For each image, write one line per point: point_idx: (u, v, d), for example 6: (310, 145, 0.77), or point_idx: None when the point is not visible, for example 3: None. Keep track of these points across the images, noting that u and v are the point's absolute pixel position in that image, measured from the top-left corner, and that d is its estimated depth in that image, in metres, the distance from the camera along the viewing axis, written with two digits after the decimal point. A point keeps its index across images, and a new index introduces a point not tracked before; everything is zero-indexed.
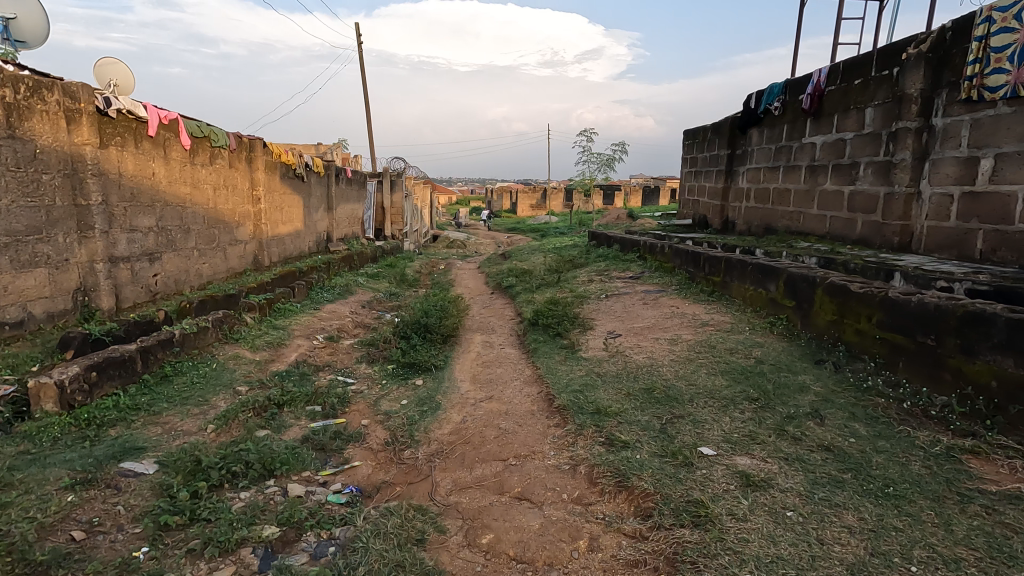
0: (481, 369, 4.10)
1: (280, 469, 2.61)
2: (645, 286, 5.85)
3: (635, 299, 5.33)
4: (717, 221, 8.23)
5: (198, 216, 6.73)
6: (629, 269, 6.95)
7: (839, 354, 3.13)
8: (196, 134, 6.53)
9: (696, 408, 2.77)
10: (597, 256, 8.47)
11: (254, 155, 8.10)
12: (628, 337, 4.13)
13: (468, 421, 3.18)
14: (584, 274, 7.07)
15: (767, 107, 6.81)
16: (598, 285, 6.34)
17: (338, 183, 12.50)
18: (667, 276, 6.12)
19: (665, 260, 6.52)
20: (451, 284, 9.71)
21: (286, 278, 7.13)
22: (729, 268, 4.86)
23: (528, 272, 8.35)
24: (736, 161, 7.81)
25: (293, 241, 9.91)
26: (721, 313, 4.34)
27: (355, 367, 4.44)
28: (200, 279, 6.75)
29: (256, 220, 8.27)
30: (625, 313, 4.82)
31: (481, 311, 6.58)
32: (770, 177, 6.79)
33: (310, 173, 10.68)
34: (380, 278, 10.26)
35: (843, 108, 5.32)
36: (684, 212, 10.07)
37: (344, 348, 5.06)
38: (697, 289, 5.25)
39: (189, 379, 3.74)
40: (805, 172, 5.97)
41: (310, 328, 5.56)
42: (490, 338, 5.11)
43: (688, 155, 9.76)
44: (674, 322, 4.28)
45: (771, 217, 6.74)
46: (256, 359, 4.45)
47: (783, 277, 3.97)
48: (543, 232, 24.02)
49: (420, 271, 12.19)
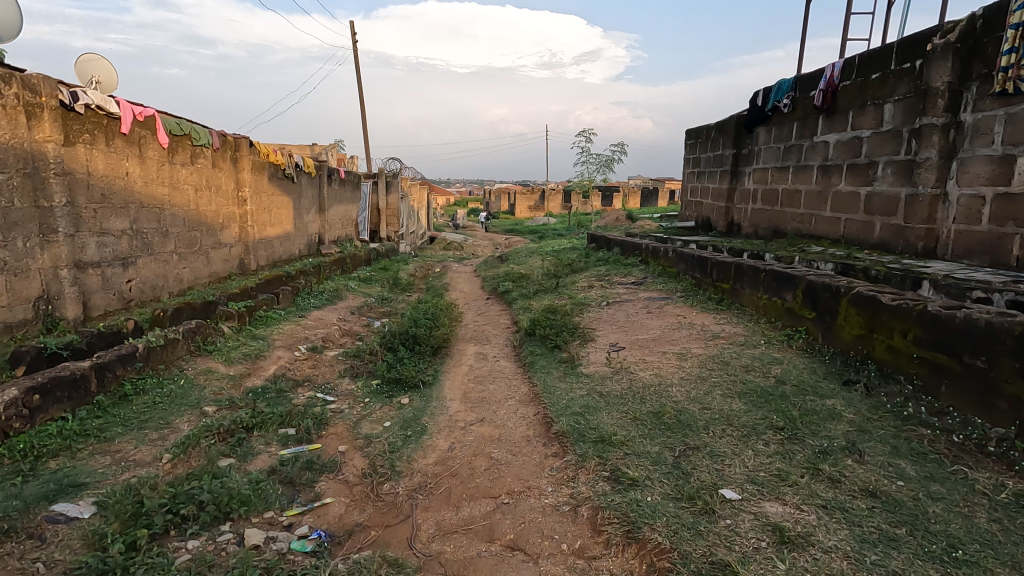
0: (473, 386, 3.77)
1: (238, 511, 2.28)
2: (649, 293, 5.53)
3: (638, 307, 5.00)
4: (722, 223, 7.93)
5: (178, 219, 6.39)
6: (632, 273, 6.63)
7: (870, 374, 2.81)
8: (176, 132, 6.19)
9: (713, 438, 2.45)
10: (597, 259, 8.15)
11: (240, 154, 7.76)
12: (632, 351, 3.80)
13: (455, 449, 2.85)
14: (584, 279, 6.74)
15: (775, 105, 6.50)
16: (598, 291, 6.01)
17: (331, 184, 12.17)
18: (671, 281, 5.81)
19: (669, 264, 6.20)
20: (445, 289, 9.38)
21: (272, 284, 6.79)
22: (739, 274, 4.54)
23: (525, 276, 8.02)
24: (742, 161, 7.50)
25: (282, 243, 9.57)
26: (732, 324, 4.02)
27: (337, 382, 4.11)
28: (180, 284, 6.41)
29: (242, 223, 7.93)
30: (628, 323, 4.49)
31: (475, 318, 6.24)
32: (779, 178, 6.48)
33: (301, 173, 10.34)
34: (372, 283, 9.93)
35: (859, 104, 5.01)
36: (686, 214, 9.76)
37: (327, 359, 4.73)
38: (704, 297, 4.92)
39: (152, 398, 3.40)
40: (817, 172, 5.67)
41: (293, 338, 5.22)
42: (483, 349, 4.78)
43: (690, 155, 9.45)
44: (682, 334, 3.96)
45: (780, 220, 6.43)
46: (230, 373, 4.12)
47: (801, 285, 3.65)
48: (541, 234, 23.66)
49: (415, 274, 11.85)
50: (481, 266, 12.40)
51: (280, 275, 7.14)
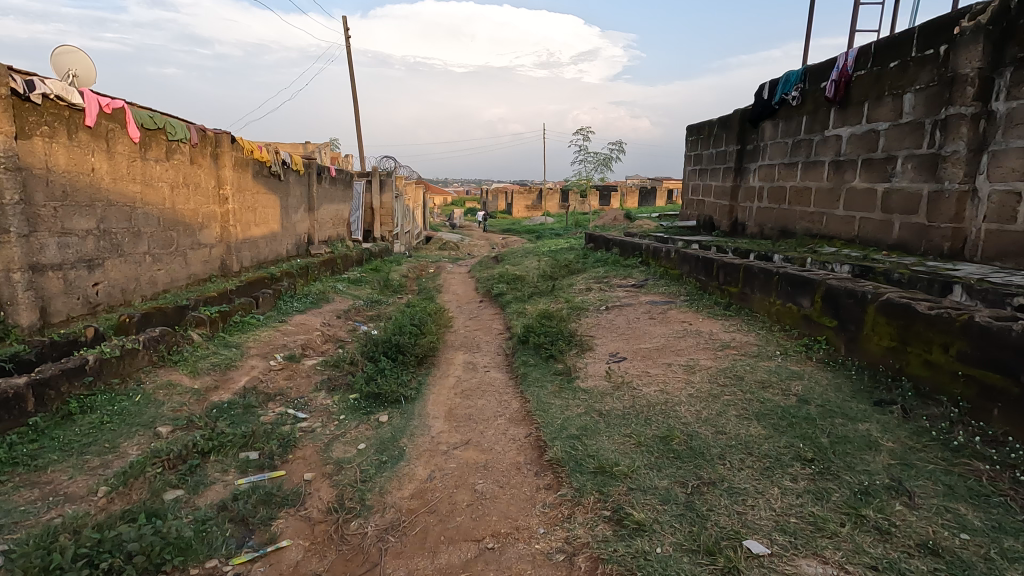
0: (459, 402, 3.43)
1: (172, 562, 1.94)
2: (651, 297, 5.20)
3: (640, 312, 4.66)
4: (725, 222, 7.60)
5: (152, 218, 6.03)
6: (632, 275, 6.29)
7: (905, 392, 2.48)
8: (149, 126, 5.84)
9: (730, 471, 2.11)
10: (596, 260, 7.81)
11: (221, 150, 7.41)
12: (635, 363, 3.46)
13: (435, 479, 2.50)
14: (582, 282, 6.40)
15: (783, 97, 6.18)
16: (597, 294, 5.67)
17: (321, 183, 11.81)
18: (673, 284, 5.47)
19: (671, 266, 5.87)
20: (438, 291, 9.04)
21: (253, 286, 6.44)
22: (748, 277, 4.21)
23: (520, 278, 7.68)
24: (746, 158, 7.18)
25: (268, 244, 9.20)
26: (743, 332, 3.69)
27: (312, 396, 3.76)
28: (154, 288, 6.06)
29: (223, 222, 7.57)
30: (629, 331, 4.15)
31: (467, 324, 5.89)
32: (786, 175, 6.16)
33: (288, 171, 9.98)
34: (362, 284, 9.58)
35: (876, 94, 4.69)
36: (687, 213, 9.44)
37: (305, 369, 4.38)
38: (710, 301, 4.59)
39: (100, 418, 3.05)
40: (828, 168, 5.34)
41: (270, 346, 4.87)
42: (473, 358, 4.43)
43: (692, 152, 9.12)
44: (689, 343, 3.62)
45: (788, 219, 6.10)
46: (195, 386, 3.76)
47: (820, 291, 3.31)
48: (538, 234, 23.33)
49: (408, 275, 11.51)
50: (476, 267, 12.05)
51: (262, 276, 6.79)
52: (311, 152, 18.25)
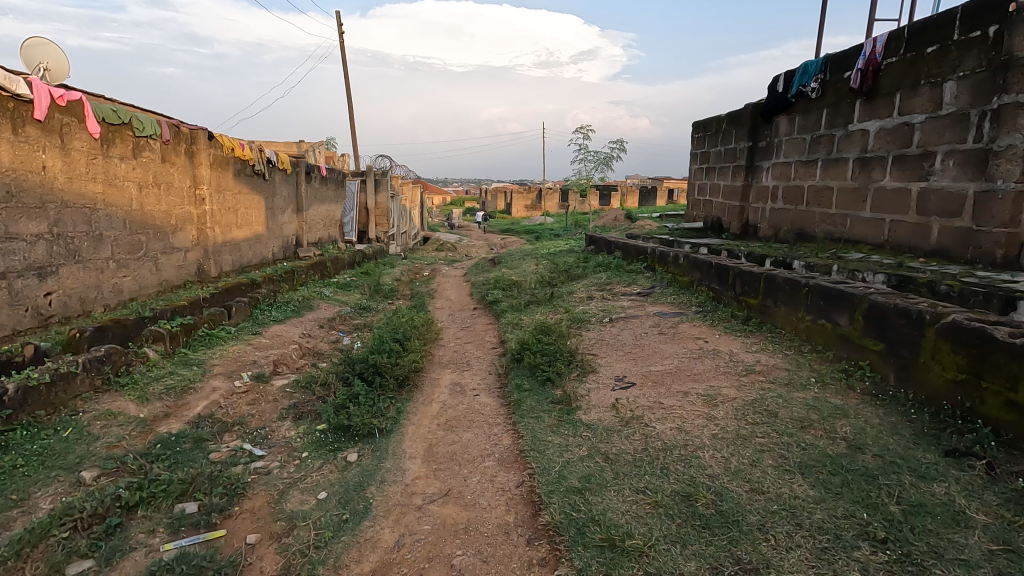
0: (441, 437, 2.95)
1: None
2: (658, 308, 4.73)
3: (648, 327, 4.19)
4: (736, 223, 7.14)
5: (116, 220, 5.55)
6: (637, 282, 5.83)
7: (984, 440, 2.01)
8: (111, 120, 5.37)
9: (776, 553, 1.64)
10: (597, 265, 7.34)
11: (197, 148, 6.93)
12: (645, 391, 2.99)
13: (404, 548, 2.03)
14: (583, 289, 5.93)
15: (800, 89, 5.71)
16: (599, 304, 5.20)
17: (310, 182, 11.33)
18: (683, 292, 5.00)
19: (680, 273, 5.40)
20: (430, 296, 8.58)
21: (229, 293, 5.97)
22: (770, 288, 3.74)
23: (517, 284, 7.21)
24: (758, 155, 6.72)
25: (251, 247, 8.73)
26: (769, 354, 3.22)
27: (275, 426, 3.28)
28: (119, 296, 5.59)
29: (199, 224, 7.10)
30: (636, 350, 3.68)
31: (457, 336, 5.41)
32: (804, 173, 5.71)
33: (274, 170, 9.50)
34: (351, 289, 9.10)
35: (909, 83, 4.24)
36: (693, 214, 8.98)
37: (272, 391, 3.90)
38: (726, 314, 4.13)
39: (14, 459, 2.58)
40: (853, 166, 4.88)
41: (238, 364, 4.40)
42: (461, 378, 3.96)
43: (698, 150, 8.65)
44: (707, 368, 3.15)
45: (805, 221, 5.65)
46: (141, 415, 3.29)
47: (861, 308, 2.85)
48: (537, 234, 22.86)
49: (401, 279, 11.04)
50: (472, 271, 11.57)
51: (240, 282, 6.32)
52: (304, 151, 17.79)
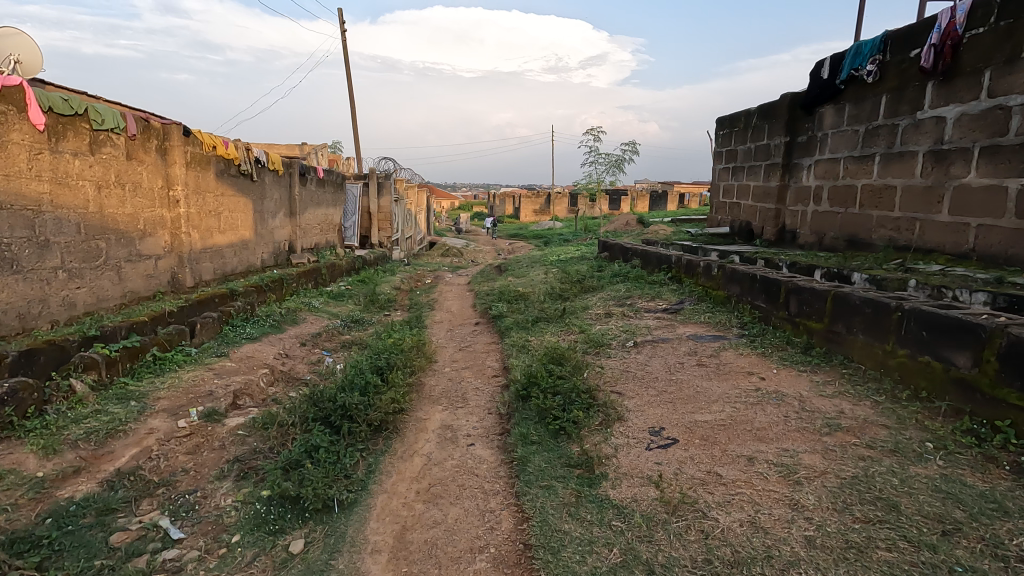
0: (418, 515, 2.21)
1: None
2: (692, 330, 3.97)
3: (683, 356, 3.42)
4: (771, 227, 6.36)
5: (67, 225, 4.88)
6: (661, 296, 5.07)
7: None
8: (60, 110, 4.70)
9: None
10: (613, 274, 6.59)
11: (171, 144, 6.28)
12: (694, 455, 2.22)
13: None
14: (599, 303, 5.16)
15: (851, 74, 4.96)
16: (620, 323, 4.44)
17: (306, 185, 10.69)
18: (720, 311, 4.24)
19: (714, 286, 4.65)
20: (430, 308, 7.87)
21: (202, 306, 5.30)
22: (841, 311, 2.99)
23: (524, 295, 6.49)
24: (796, 151, 5.96)
25: (236, 253, 8.05)
26: (854, 402, 2.45)
27: (210, 489, 2.54)
28: (71, 311, 4.91)
29: (173, 229, 6.43)
30: (674, 389, 2.91)
31: (453, 359, 4.66)
32: (855, 171, 4.95)
33: (263, 170, 8.84)
34: (344, 299, 8.42)
35: (1003, 58, 3.49)
36: (717, 218, 8.22)
37: (221, 434, 3.17)
38: (780, 341, 3.38)
39: None
40: (923, 160, 4.12)
41: (188, 396, 3.67)
42: (453, 419, 3.22)
43: (723, 148, 7.89)
44: (773, 420, 2.37)
45: (857, 225, 4.88)
46: (40, 474, 2.57)
47: (991, 343, 2.10)
48: (546, 240, 22.24)
49: (401, 287, 10.36)
50: (475, 279, 10.84)
51: (213, 293, 5.64)
52: (305, 155, 17.20)
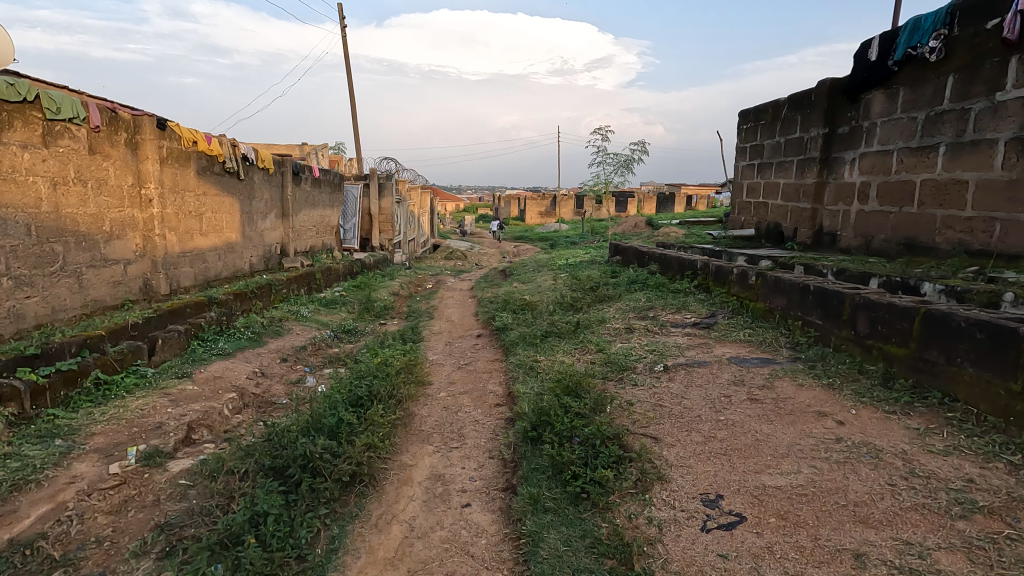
0: None
1: None
2: (733, 352, 3.34)
3: (728, 388, 2.79)
4: (805, 229, 5.73)
5: (14, 226, 4.31)
6: (688, 308, 4.44)
7: None
8: (5, 95, 4.13)
9: None
10: (630, 281, 5.96)
11: (143, 138, 5.71)
12: (773, 545, 1.59)
13: None
14: (618, 315, 4.53)
15: (907, 53, 4.32)
16: (644, 340, 3.82)
17: (300, 184, 10.12)
18: (763, 329, 3.61)
19: (753, 297, 4.02)
20: (428, 317, 7.28)
21: (172, 317, 4.69)
22: (935, 334, 2.37)
23: (532, 304, 5.88)
24: (836, 143, 5.32)
25: (221, 257, 7.47)
26: (982, 463, 1.82)
27: (121, 572, 1.93)
28: (18, 324, 4.34)
29: (145, 231, 5.84)
30: (725, 434, 2.28)
31: (451, 380, 4.04)
32: (911, 164, 4.32)
33: (252, 168, 8.27)
34: (337, 307, 7.84)
35: None
36: (739, 219, 7.59)
37: (159, 485, 2.56)
38: (847, 367, 2.75)
39: None
40: (1006, 150, 3.51)
41: (131, 430, 3.07)
42: (445, 466, 2.60)
43: (747, 143, 7.26)
44: (876, 491, 1.74)
45: (915, 226, 4.27)
46: None
47: None
48: (551, 243, 21.64)
49: (400, 293, 9.77)
50: (479, 285, 10.21)
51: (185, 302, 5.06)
52: (305, 155, 16.70)
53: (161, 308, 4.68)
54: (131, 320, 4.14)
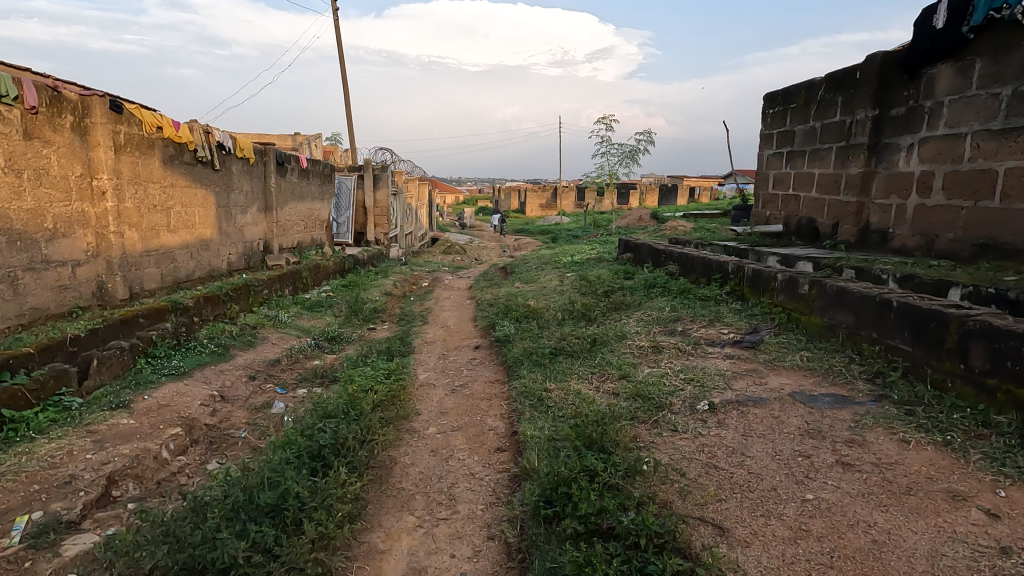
0: None
1: None
2: (794, 386, 2.65)
3: (804, 443, 2.11)
4: (848, 225, 5.04)
5: None
6: (723, 321, 3.76)
7: None
8: None
9: None
10: (648, 284, 5.24)
11: (92, 122, 5.00)
12: None
13: None
14: (640, 329, 3.85)
15: (988, 17, 3.61)
16: (676, 363, 3.15)
17: (286, 175, 9.41)
18: (826, 353, 2.94)
19: (806, 309, 3.34)
20: (421, 322, 6.59)
21: (125, 327, 4.05)
22: None
23: (537, 309, 5.19)
24: (888, 127, 4.62)
25: (193, 256, 6.78)
26: None
27: None
28: None
29: (98, 228, 5.14)
30: (823, 527, 1.60)
31: (443, 410, 3.36)
32: (992, 151, 3.65)
33: (228, 158, 7.55)
34: (322, 310, 7.16)
35: None
36: (764, 214, 6.89)
37: None
38: (963, 415, 2.09)
39: None
40: None
41: (28, 490, 2.39)
42: (427, 552, 1.93)
43: (773, 129, 6.56)
44: None
45: (998, 224, 3.62)
46: None
47: None
48: (554, 236, 20.92)
49: (393, 293, 9.08)
50: (477, 283, 9.51)
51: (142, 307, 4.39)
52: (298, 145, 15.97)
53: (112, 316, 4.04)
54: (69, 334, 3.51)
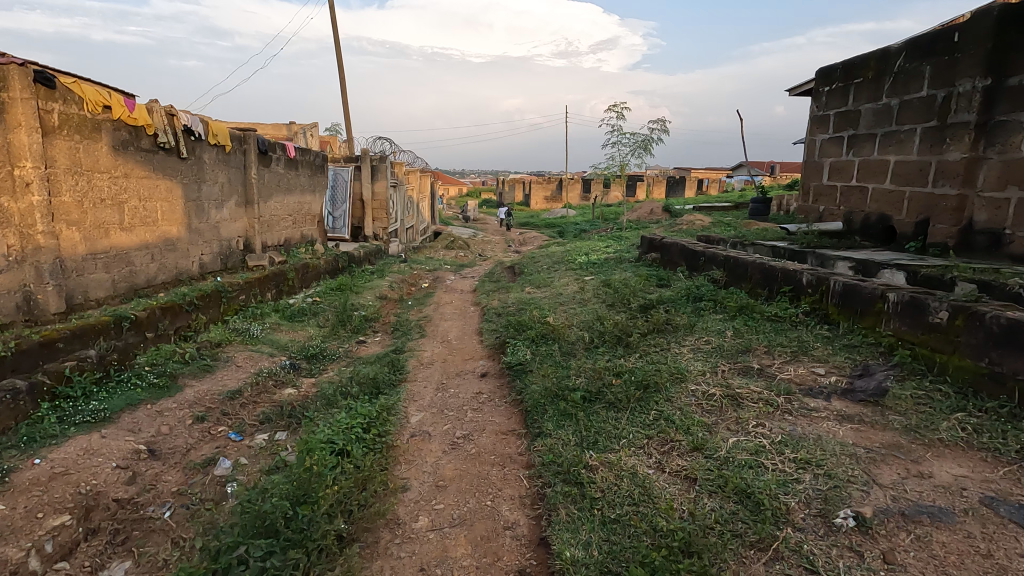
0: None
1: None
2: (981, 484, 1.71)
3: None
4: (941, 224, 4.09)
5: None
6: (815, 358, 2.80)
7: None
8: None
9: None
10: (692, 297, 4.28)
11: (9, 96, 3.85)
12: None
13: None
14: (702, 366, 2.88)
15: None
16: (772, 428, 2.20)
17: (269, 165, 8.44)
18: (1001, 421, 2.00)
19: (945, 345, 2.40)
20: (417, 336, 5.64)
21: (41, 353, 3.19)
22: None
23: (559, 326, 4.23)
24: (1005, 101, 3.67)
25: (155, 258, 5.86)
26: None
27: None
28: None
29: (22, 227, 3.99)
30: None
31: (439, 485, 2.42)
32: None
33: (198, 145, 6.57)
34: (305, 320, 6.22)
35: None
36: (815, 211, 5.91)
37: None
38: None
39: None
40: None
41: None
42: None
43: (829, 111, 5.59)
44: None
45: None
46: None
47: None
48: (561, 230, 19.91)
49: (389, 296, 8.13)
50: (483, 286, 8.54)
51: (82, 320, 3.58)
52: (292, 134, 14.98)
53: (28, 338, 3.17)
54: None
